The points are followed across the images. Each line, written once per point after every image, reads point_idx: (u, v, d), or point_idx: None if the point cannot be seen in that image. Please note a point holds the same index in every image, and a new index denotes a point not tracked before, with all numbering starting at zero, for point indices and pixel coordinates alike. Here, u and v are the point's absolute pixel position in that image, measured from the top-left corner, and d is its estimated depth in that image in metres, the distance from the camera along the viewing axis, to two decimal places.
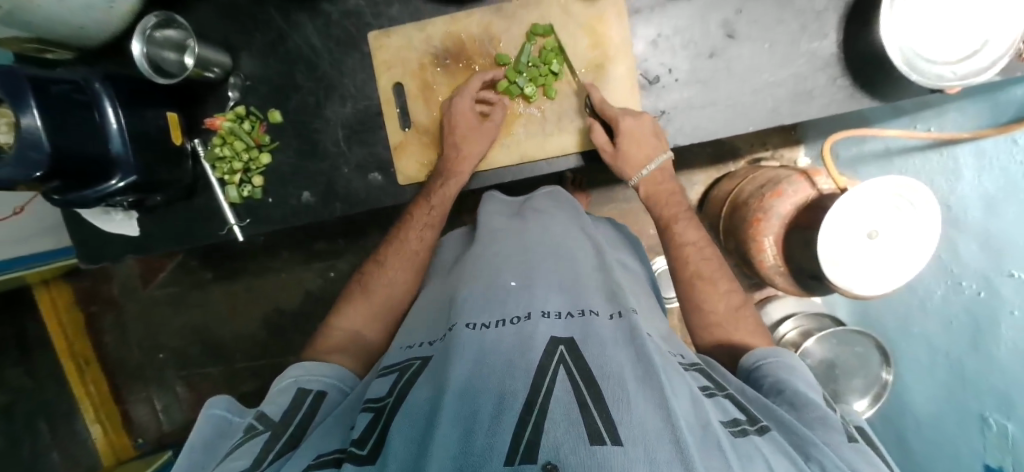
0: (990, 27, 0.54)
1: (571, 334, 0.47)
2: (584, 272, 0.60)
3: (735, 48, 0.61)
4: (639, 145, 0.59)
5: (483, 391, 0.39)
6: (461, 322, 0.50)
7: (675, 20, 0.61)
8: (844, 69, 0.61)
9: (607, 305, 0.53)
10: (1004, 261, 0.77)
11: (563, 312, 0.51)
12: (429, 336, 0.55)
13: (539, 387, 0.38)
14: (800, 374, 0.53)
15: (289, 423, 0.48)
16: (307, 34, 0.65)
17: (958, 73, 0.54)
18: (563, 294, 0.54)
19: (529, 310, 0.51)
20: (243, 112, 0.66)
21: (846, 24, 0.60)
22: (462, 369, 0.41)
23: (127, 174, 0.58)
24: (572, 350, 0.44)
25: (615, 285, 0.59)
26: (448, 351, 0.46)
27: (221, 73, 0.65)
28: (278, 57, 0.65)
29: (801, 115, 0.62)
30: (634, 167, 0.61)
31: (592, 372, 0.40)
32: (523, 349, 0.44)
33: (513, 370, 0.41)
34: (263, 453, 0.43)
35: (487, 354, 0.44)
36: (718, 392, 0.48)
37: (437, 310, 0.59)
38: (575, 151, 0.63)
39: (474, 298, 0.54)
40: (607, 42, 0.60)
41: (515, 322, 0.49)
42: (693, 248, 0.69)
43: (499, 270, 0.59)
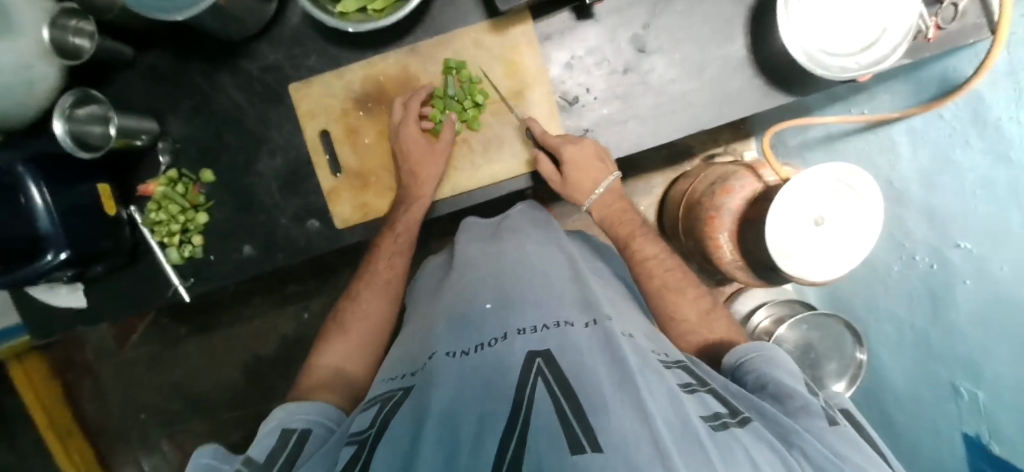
0: (887, 15, 0.55)
1: (547, 346, 0.42)
2: (557, 280, 0.55)
3: (647, 61, 0.62)
4: (586, 171, 0.61)
5: (463, 421, 0.35)
6: (439, 351, 0.46)
7: (585, 41, 0.62)
8: (756, 70, 0.62)
9: (581, 311, 0.48)
10: (950, 232, 0.78)
11: (538, 326, 0.45)
12: (401, 365, 0.50)
13: (520, 404, 0.35)
14: (783, 364, 0.49)
15: (275, 464, 0.42)
16: (229, 92, 0.65)
17: (861, 64, 0.56)
18: (537, 302, 0.50)
19: (506, 329, 0.45)
20: (176, 175, 0.66)
21: (752, 26, 0.61)
22: (444, 396, 0.37)
23: (60, 249, 0.57)
24: (550, 362, 0.40)
25: (590, 290, 0.54)
26: (430, 377, 0.42)
27: (149, 140, 0.65)
28: (204, 118, 0.66)
29: (722, 117, 0.63)
30: (583, 193, 0.65)
31: (568, 380, 0.37)
32: (500, 369, 0.40)
33: (493, 391, 0.37)
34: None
35: (466, 379, 0.39)
36: (700, 388, 0.43)
37: (413, 337, 0.54)
38: (526, 173, 0.64)
39: (451, 319, 0.50)
40: (522, 69, 0.62)
41: (492, 345, 0.43)
42: (655, 262, 0.65)
43: (472, 285, 0.55)
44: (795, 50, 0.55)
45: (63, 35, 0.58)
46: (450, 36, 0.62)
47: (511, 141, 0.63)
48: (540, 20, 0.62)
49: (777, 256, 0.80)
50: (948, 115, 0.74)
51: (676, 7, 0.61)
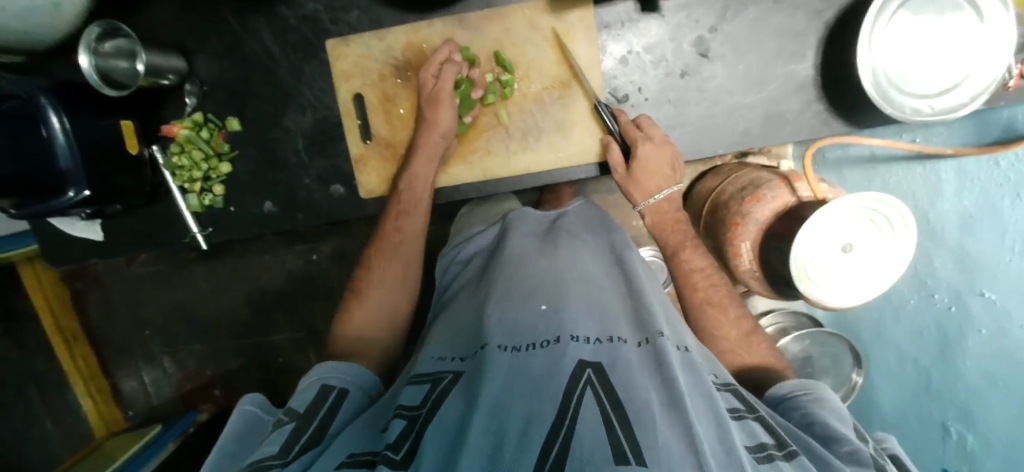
0: (974, 61, 0.51)
1: (599, 359, 0.40)
2: (609, 291, 0.53)
3: (707, 66, 0.58)
4: (656, 173, 0.57)
5: (512, 413, 0.35)
6: (494, 343, 0.44)
7: (646, 37, 0.58)
8: (820, 93, 0.58)
9: (636, 328, 0.46)
10: (974, 280, 0.77)
11: (592, 337, 0.43)
12: (454, 345, 0.50)
13: (568, 407, 0.35)
14: (830, 405, 0.47)
15: (313, 417, 0.44)
16: (261, 37, 0.62)
17: (934, 108, 0.53)
18: (590, 308, 0.48)
19: (558, 332, 0.43)
20: (200, 120, 0.63)
21: (826, 45, 0.57)
22: (493, 391, 0.37)
23: (81, 186, 0.57)
24: (601, 374, 0.38)
25: (642, 296, 0.51)
26: (477, 365, 0.42)
27: (176, 80, 0.63)
28: (233, 61, 0.63)
29: (772, 139, 0.60)
30: (643, 194, 0.58)
31: (619, 393, 0.36)
32: (551, 369, 0.39)
33: (541, 391, 0.36)
34: (291, 443, 0.40)
35: (516, 377, 0.39)
36: (747, 414, 0.42)
37: (463, 321, 0.53)
38: (595, 162, 0.61)
39: (501, 308, 0.49)
40: (574, 57, 0.58)
41: (543, 345, 0.42)
42: (702, 276, 0.58)
43: (525, 277, 0.54)
44: (868, 81, 0.52)
45: None
46: (501, 9, 0.58)
47: (550, 133, 0.60)
48: (601, 6, 0.57)
49: (800, 278, 0.79)
50: (1004, 164, 0.71)
51: (749, 13, 0.57)
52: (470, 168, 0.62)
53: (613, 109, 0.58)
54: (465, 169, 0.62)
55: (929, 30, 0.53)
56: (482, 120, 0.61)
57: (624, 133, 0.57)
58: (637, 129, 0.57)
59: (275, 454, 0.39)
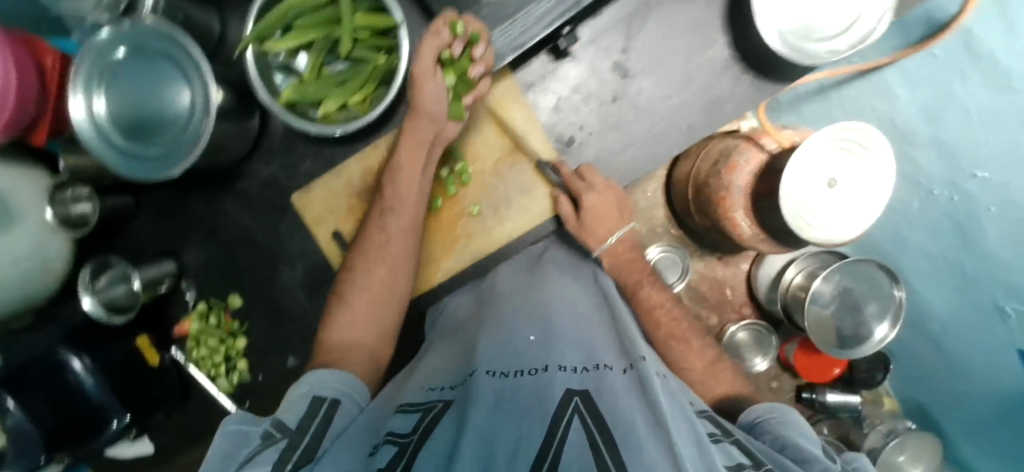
0: None
1: (585, 386, 0.41)
2: (594, 322, 0.54)
3: (633, 84, 0.61)
4: (606, 216, 0.60)
5: (501, 438, 0.35)
6: (481, 369, 0.45)
7: (568, 80, 0.61)
8: (743, 66, 0.61)
9: (620, 354, 0.47)
10: (962, 163, 0.78)
11: (580, 366, 0.44)
12: (442, 376, 0.49)
13: (552, 435, 0.34)
14: (800, 426, 0.46)
15: (307, 434, 0.39)
16: (233, 215, 0.65)
17: (850, 44, 0.55)
18: (579, 342, 0.48)
19: (546, 362, 0.45)
20: (206, 309, 0.67)
21: (729, 24, 0.60)
22: (482, 417, 0.37)
23: (121, 413, 0.60)
24: (588, 400, 0.38)
25: (624, 326, 0.52)
26: (466, 394, 0.42)
27: (172, 282, 0.67)
28: (216, 244, 0.67)
29: (718, 122, 0.62)
30: (597, 239, 0.61)
31: (603, 417, 0.36)
32: (539, 397, 0.39)
33: (528, 419, 0.37)
34: (282, 464, 0.35)
35: (504, 404, 0.39)
36: (725, 438, 0.41)
37: (447, 362, 0.52)
38: (550, 217, 0.63)
39: (494, 344, 0.50)
40: (513, 124, 0.61)
41: (532, 373, 0.43)
42: (663, 311, 0.60)
43: (509, 314, 0.55)
44: (781, 45, 0.54)
45: (65, 208, 0.59)
46: None
47: (518, 197, 0.63)
48: (518, 70, 0.61)
49: (789, 209, 0.78)
50: (939, 54, 0.73)
51: (651, 24, 0.60)
52: (456, 256, 0.64)
53: (556, 162, 0.61)
54: (453, 258, 0.64)
55: None
56: (453, 210, 0.64)
57: (568, 184, 0.60)
58: (580, 180, 0.60)
59: None
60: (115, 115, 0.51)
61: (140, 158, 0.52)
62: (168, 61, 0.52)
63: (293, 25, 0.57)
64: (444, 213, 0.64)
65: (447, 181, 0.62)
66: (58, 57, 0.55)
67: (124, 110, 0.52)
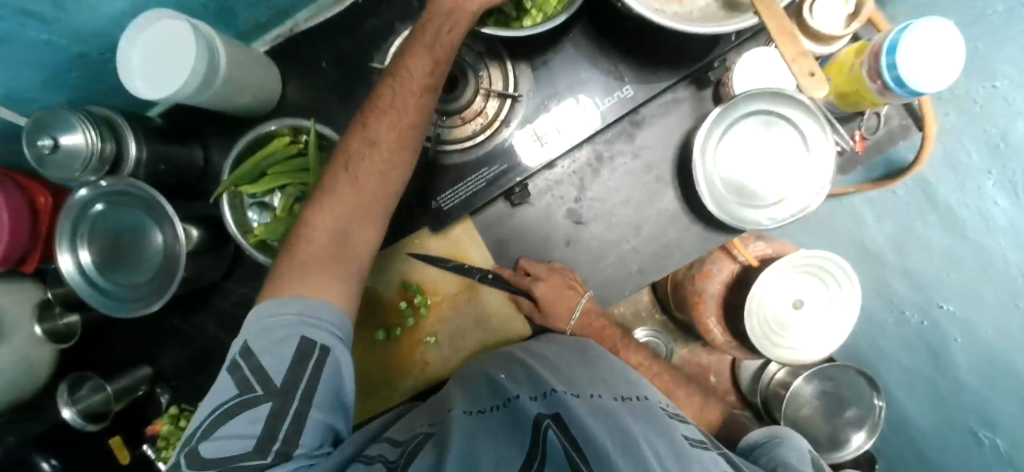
0: (803, 163, 0.57)
1: (555, 409, 0.44)
2: (564, 362, 0.56)
3: (587, 230, 0.64)
4: (561, 298, 0.62)
5: (481, 459, 0.39)
6: (457, 408, 0.48)
7: (523, 223, 0.65)
8: (693, 217, 0.64)
9: (587, 386, 0.50)
10: (931, 294, 0.80)
11: (546, 394, 0.48)
12: (429, 413, 0.51)
13: (531, 458, 0.38)
14: (793, 445, 0.52)
15: (293, 394, 0.39)
16: (210, 328, 0.70)
17: (789, 213, 0.57)
18: (550, 374, 0.52)
19: (518, 394, 0.48)
20: (177, 411, 0.70)
21: (679, 179, 0.64)
22: (460, 441, 0.41)
23: None
24: (559, 422, 0.42)
25: (596, 363, 0.56)
26: (445, 428, 0.45)
27: (147, 387, 0.72)
28: (193, 353, 0.72)
29: (669, 266, 0.65)
30: (564, 319, 0.65)
31: (576, 435, 0.40)
32: (513, 427, 0.43)
33: (509, 443, 0.41)
34: (269, 441, 0.37)
35: (480, 435, 0.42)
36: (711, 446, 0.46)
37: (432, 400, 0.55)
38: (521, 335, 0.67)
39: (466, 388, 0.53)
40: (469, 263, 0.65)
41: (502, 409, 0.47)
42: (644, 367, 0.68)
43: (484, 362, 0.58)
44: (720, 213, 0.56)
45: (53, 322, 0.65)
46: (394, 246, 0.65)
47: (475, 329, 0.66)
48: (477, 214, 0.64)
49: (756, 337, 0.82)
50: (901, 191, 0.75)
51: (605, 178, 0.64)
52: (427, 374, 0.67)
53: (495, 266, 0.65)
54: (417, 383, 0.67)
55: (752, 147, 0.58)
56: (414, 339, 0.67)
57: (517, 283, 0.63)
58: (525, 276, 0.63)
59: (251, 454, 0.36)
60: (98, 261, 0.57)
61: (118, 298, 0.56)
62: (142, 210, 0.57)
63: (267, 171, 0.62)
64: (404, 339, 0.67)
65: (407, 307, 0.65)
66: (51, 195, 0.62)
67: (107, 253, 0.57)
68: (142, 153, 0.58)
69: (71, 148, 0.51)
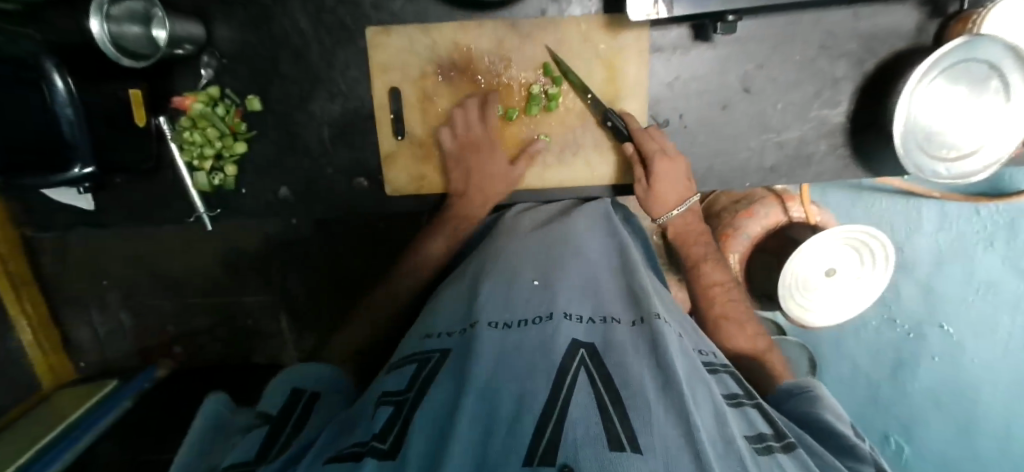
0: (1000, 126, 0.54)
1: (592, 340, 0.38)
2: (603, 272, 0.49)
3: (748, 104, 0.60)
4: (672, 187, 0.58)
5: (504, 392, 0.33)
6: (482, 320, 0.41)
7: (697, 63, 0.58)
8: (846, 140, 0.61)
9: (631, 307, 0.44)
10: (936, 313, 0.86)
11: (585, 316, 0.41)
12: (454, 318, 0.45)
13: (558, 388, 0.32)
14: (836, 405, 0.47)
15: (287, 421, 0.38)
16: (294, 14, 0.57)
17: (949, 173, 0.54)
18: (585, 289, 0.46)
19: (552, 309, 0.41)
20: (217, 95, 0.59)
21: (859, 95, 0.60)
22: (483, 366, 0.35)
23: (87, 162, 0.51)
24: (594, 355, 0.36)
25: (636, 274, 0.49)
26: (467, 345, 0.38)
27: (193, 50, 0.57)
28: (258, 36, 0.58)
29: (796, 177, 0.63)
30: (664, 206, 0.59)
31: (612, 375, 0.34)
32: (542, 351, 0.36)
33: (534, 373, 0.34)
34: (273, 440, 0.36)
35: (509, 354, 0.37)
36: (746, 400, 0.41)
37: (453, 298, 0.48)
38: (621, 183, 0.62)
39: (491, 288, 0.46)
40: (622, 76, 0.57)
41: (536, 324, 0.40)
42: (722, 290, 0.59)
43: (510, 257, 0.51)
44: (901, 148, 0.53)
45: None
46: (560, 20, 0.56)
47: (587, 150, 0.61)
48: (656, 29, 0.56)
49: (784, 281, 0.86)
50: (985, 214, 0.80)
51: (795, 58, 0.58)
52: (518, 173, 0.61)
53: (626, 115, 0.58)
54: None
55: (960, 94, 0.54)
56: (520, 131, 0.60)
57: (638, 140, 0.57)
58: (652, 140, 0.57)
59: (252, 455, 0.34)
60: None
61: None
62: None
63: None
64: (508, 127, 0.60)
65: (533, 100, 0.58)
66: None
67: None
68: None
69: None
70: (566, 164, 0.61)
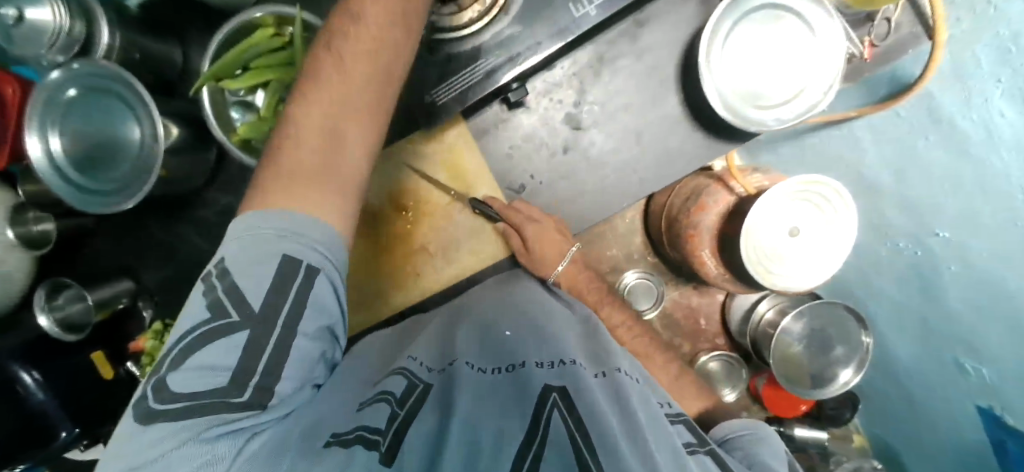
0: (817, 46, 0.53)
1: (564, 382, 0.41)
2: (562, 324, 0.54)
3: (586, 137, 0.62)
4: (549, 244, 0.61)
5: (483, 430, 0.37)
6: (461, 360, 0.47)
7: (519, 129, 0.62)
8: (695, 124, 0.62)
9: (594, 361, 0.47)
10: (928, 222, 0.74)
11: (551, 361, 0.45)
12: (433, 357, 0.49)
13: (532, 430, 0.37)
14: (771, 445, 0.46)
15: (274, 324, 0.34)
16: (194, 241, 0.70)
17: (796, 112, 0.54)
18: (552, 331, 0.51)
19: (523, 358, 0.46)
20: (161, 326, 0.69)
21: (681, 83, 0.61)
22: (466, 407, 0.39)
23: (70, 424, 0.62)
24: (565, 397, 0.39)
25: (601, 335, 0.53)
26: (447, 385, 0.43)
27: (129, 300, 0.69)
28: (173, 267, 0.71)
29: (667, 176, 0.63)
30: (549, 266, 0.63)
31: (581, 416, 0.37)
32: (519, 394, 0.41)
33: (511, 412, 0.39)
34: (247, 375, 0.33)
35: (485, 397, 0.41)
36: (700, 448, 0.40)
37: (427, 341, 0.52)
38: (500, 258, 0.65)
39: (464, 338, 0.51)
40: (464, 168, 0.63)
41: (507, 371, 0.45)
42: (624, 331, 0.65)
43: (480, 307, 0.56)
44: (732, 116, 0.54)
45: (27, 227, 0.60)
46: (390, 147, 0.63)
47: (465, 239, 0.65)
48: (472, 118, 0.62)
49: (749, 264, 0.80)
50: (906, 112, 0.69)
51: (609, 80, 0.61)
52: (418, 286, 0.65)
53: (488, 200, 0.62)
54: (402, 294, 0.66)
55: (761, 42, 0.56)
56: (402, 249, 0.65)
57: (507, 218, 0.61)
58: (517, 212, 0.61)
59: (226, 386, 0.32)
60: (71, 155, 0.53)
61: (92, 191, 0.54)
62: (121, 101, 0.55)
63: (252, 64, 0.56)
64: (397, 243, 0.65)
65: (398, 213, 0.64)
66: (20, 86, 0.57)
67: (83, 147, 0.54)
68: (114, 39, 0.58)
69: (34, 18, 0.54)
70: (455, 260, 0.65)
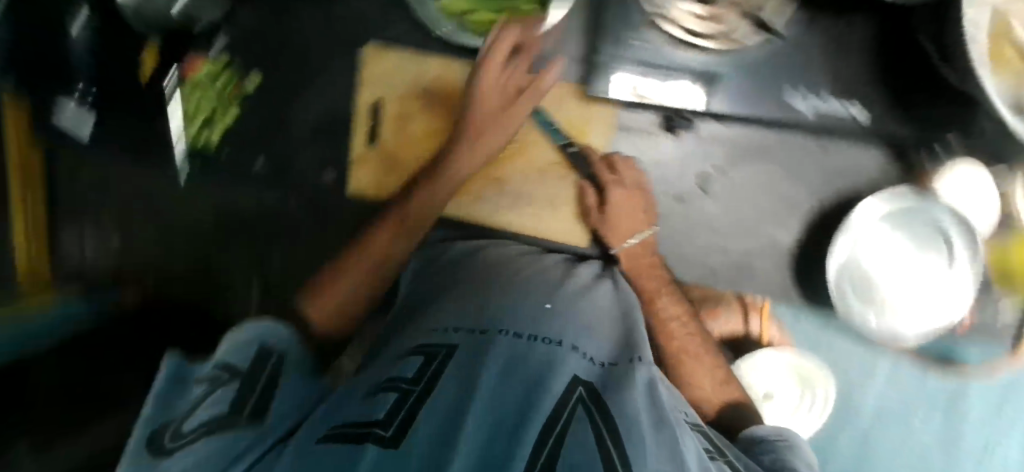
0: (950, 286, 0.54)
1: (593, 380, 0.35)
2: (602, 318, 0.46)
3: (702, 203, 0.62)
4: (627, 216, 0.60)
5: (498, 405, 0.29)
6: (494, 327, 0.40)
7: (657, 152, 0.61)
8: (791, 262, 0.62)
9: (624, 353, 0.41)
10: None
11: (591, 356, 0.38)
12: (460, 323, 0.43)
13: (559, 414, 0.29)
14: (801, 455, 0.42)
15: (425, 384, 0.33)
16: (309, 18, 0.64)
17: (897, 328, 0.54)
18: (590, 325, 0.43)
19: (561, 337, 0.39)
20: (222, 65, 0.65)
21: (808, 222, 0.61)
22: (490, 376, 0.32)
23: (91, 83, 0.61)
24: (593, 395, 0.33)
25: (636, 325, 0.46)
26: (476, 351, 0.36)
27: (208, 25, 0.62)
28: (272, 23, 0.64)
29: (736, 285, 0.64)
30: (617, 238, 0.60)
31: (615, 411, 0.30)
32: (548, 371, 0.33)
33: (537, 387, 0.31)
34: (395, 410, 0.29)
35: (511, 366, 0.34)
36: (718, 456, 0.35)
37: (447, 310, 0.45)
38: (558, 242, 0.63)
39: (489, 307, 0.43)
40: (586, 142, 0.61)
41: (544, 342, 0.38)
42: None
43: (518, 281, 0.49)
44: (835, 296, 0.55)
45: None
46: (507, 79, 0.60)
47: (539, 202, 0.63)
48: (627, 111, 0.60)
49: None
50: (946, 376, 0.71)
51: (760, 171, 0.61)
52: (471, 208, 0.64)
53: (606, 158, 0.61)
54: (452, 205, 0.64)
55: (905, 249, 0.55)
56: (480, 167, 0.63)
57: (597, 175, 0.60)
58: (609, 170, 0.60)
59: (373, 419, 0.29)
60: None
61: None
62: None
63: None
64: None
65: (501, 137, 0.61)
66: None
67: None
68: None
69: None
70: (516, 210, 0.63)
